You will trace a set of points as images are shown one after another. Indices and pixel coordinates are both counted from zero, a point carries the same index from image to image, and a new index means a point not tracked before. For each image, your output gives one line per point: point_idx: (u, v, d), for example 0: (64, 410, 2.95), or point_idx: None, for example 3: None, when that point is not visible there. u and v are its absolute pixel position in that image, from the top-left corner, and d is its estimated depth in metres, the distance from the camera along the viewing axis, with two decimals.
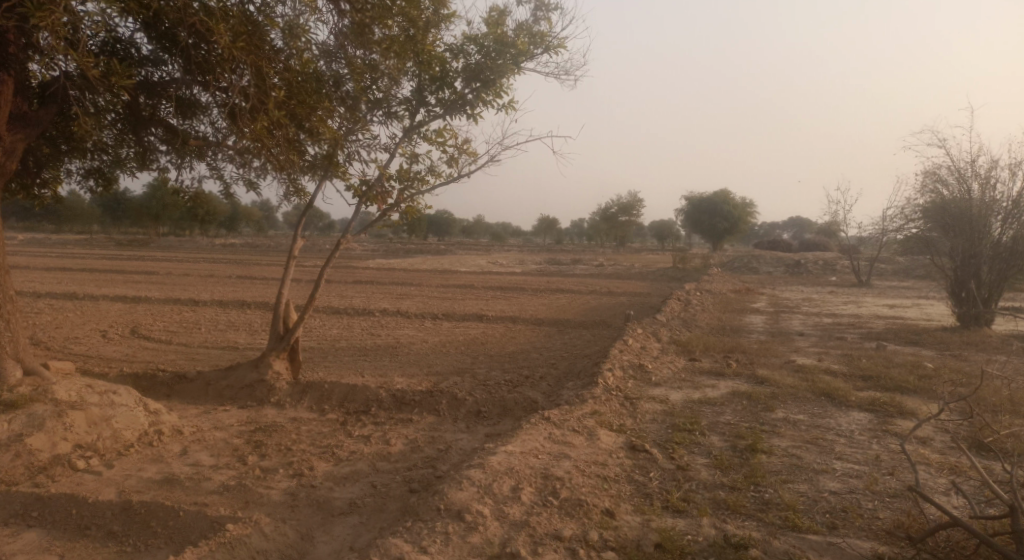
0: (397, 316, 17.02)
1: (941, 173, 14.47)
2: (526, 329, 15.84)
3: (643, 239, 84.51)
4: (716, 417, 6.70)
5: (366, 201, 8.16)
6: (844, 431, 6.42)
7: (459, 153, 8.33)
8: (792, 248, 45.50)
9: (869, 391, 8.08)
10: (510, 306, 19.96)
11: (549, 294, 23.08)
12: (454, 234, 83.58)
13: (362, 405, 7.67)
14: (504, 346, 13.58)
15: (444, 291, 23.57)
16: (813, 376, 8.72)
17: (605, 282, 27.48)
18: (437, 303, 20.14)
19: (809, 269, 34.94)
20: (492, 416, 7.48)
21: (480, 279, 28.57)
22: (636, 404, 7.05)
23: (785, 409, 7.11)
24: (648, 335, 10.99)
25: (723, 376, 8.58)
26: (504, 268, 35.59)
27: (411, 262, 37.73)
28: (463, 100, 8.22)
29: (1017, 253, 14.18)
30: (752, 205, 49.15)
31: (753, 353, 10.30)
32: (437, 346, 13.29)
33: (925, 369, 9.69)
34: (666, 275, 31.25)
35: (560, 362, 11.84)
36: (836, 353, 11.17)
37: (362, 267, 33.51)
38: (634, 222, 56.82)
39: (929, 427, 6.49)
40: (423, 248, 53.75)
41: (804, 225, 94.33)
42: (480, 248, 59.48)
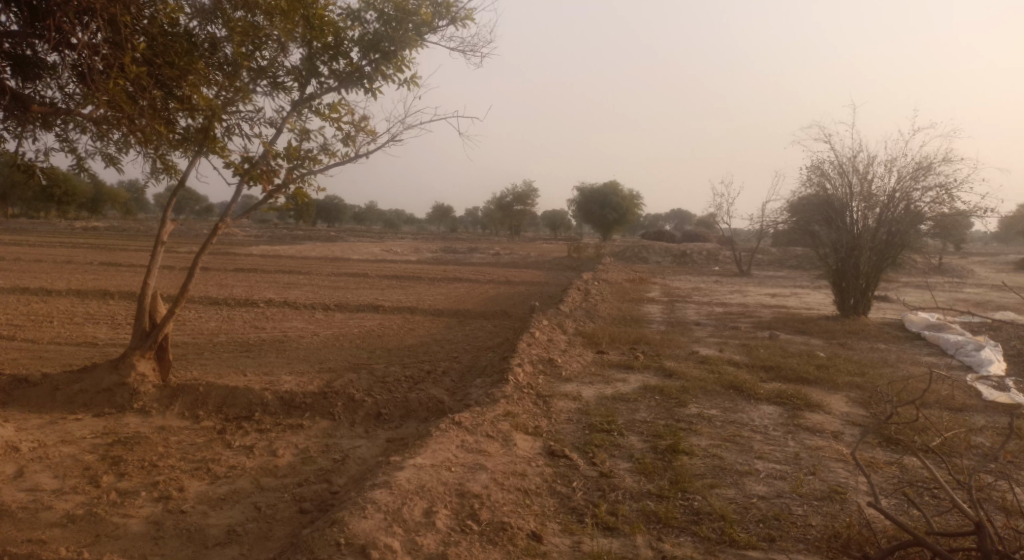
0: (285, 308, 15.88)
1: (825, 168, 15.01)
2: (424, 320, 15.20)
3: (536, 228, 85.27)
4: (632, 415, 6.40)
5: (249, 180, 7.25)
6: (759, 425, 6.29)
7: (356, 131, 7.59)
8: (678, 239, 47.04)
9: (775, 383, 8.06)
10: (406, 295, 19.18)
11: (447, 284, 22.45)
12: (344, 221, 81.09)
13: (244, 411, 6.84)
14: (402, 339, 12.87)
15: (335, 280, 22.45)
16: (719, 368, 8.64)
17: (502, 271, 27.23)
18: (328, 293, 19.06)
19: (695, 259, 36.17)
20: (393, 419, 6.85)
21: (373, 267, 27.53)
22: (548, 403, 6.63)
23: (698, 404, 6.90)
24: (553, 326, 10.63)
25: (633, 370, 8.34)
26: (397, 256, 34.66)
27: (298, 250, 35.96)
28: (361, 73, 7.49)
29: (891, 245, 14.89)
30: (639, 196, 50.34)
31: (658, 344, 10.16)
32: (328, 339, 12.43)
33: (819, 358, 9.86)
34: (562, 264, 31.39)
35: (462, 355, 11.30)
36: (735, 343, 11.27)
37: (244, 254, 31.61)
38: (528, 211, 56.98)
39: (839, 421, 6.44)
40: (310, 235, 51.63)
41: (686, 217, 98.12)
42: (372, 235, 57.83)
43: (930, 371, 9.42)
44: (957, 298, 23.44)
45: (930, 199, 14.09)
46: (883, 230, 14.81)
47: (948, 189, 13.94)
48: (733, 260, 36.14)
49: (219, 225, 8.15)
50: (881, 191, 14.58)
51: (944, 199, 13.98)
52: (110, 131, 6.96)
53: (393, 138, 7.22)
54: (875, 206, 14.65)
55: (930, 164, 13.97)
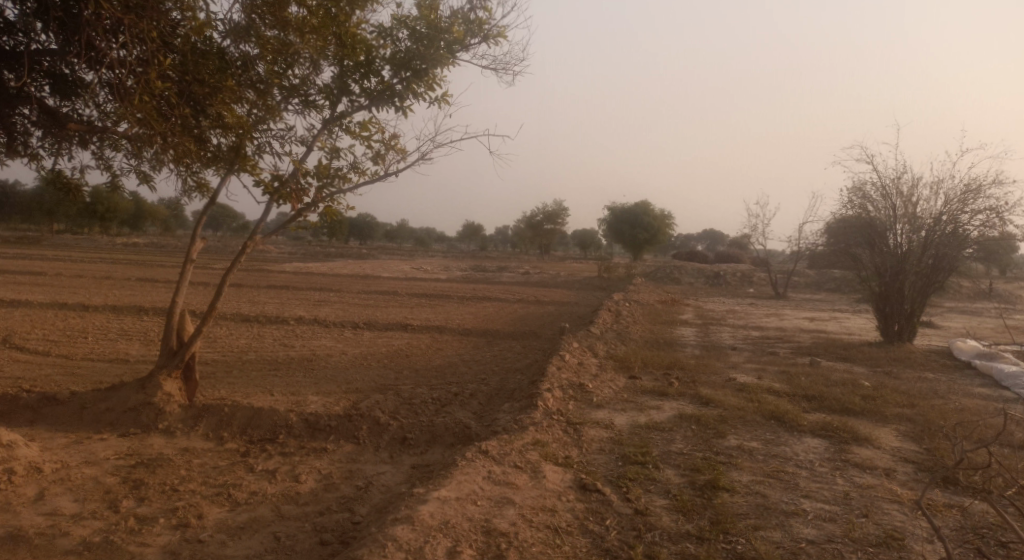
0: (315, 326, 15.84)
1: (867, 189, 14.55)
2: (453, 340, 15.03)
3: (567, 247, 85.01)
4: (667, 446, 6.11)
5: (278, 199, 7.18)
6: (804, 460, 5.95)
7: (387, 149, 7.49)
8: (711, 260, 46.38)
9: (818, 413, 7.68)
10: (436, 314, 19.06)
11: (476, 303, 22.30)
12: (376, 239, 81.77)
13: (268, 434, 6.70)
14: (430, 359, 12.70)
15: (365, 298, 22.45)
16: (758, 397, 8.28)
17: (532, 291, 27.01)
18: (357, 311, 19.02)
19: (728, 280, 35.55)
20: (419, 444, 6.65)
21: (404, 286, 27.54)
22: (580, 431, 6.38)
23: (738, 435, 6.58)
24: (584, 349, 10.37)
25: (667, 397, 8.03)
26: (427, 274, 34.67)
27: (330, 267, 36.21)
28: (392, 91, 7.39)
29: (937, 269, 14.33)
30: (671, 216, 49.84)
31: (693, 370, 9.84)
32: (357, 359, 12.32)
33: (863, 388, 9.43)
34: (592, 284, 31.06)
35: (491, 377, 11.06)
36: (773, 369, 10.88)
37: (277, 271, 31.88)
38: (558, 230, 56.77)
39: (889, 458, 6.07)
40: (342, 253, 52.06)
41: (718, 238, 97.05)
42: (403, 253, 58.14)
43: (982, 403, 8.95)
44: (1004, 325, 22.58)
45: (979, 222, 13.54)
46: (929, 254, 14.27)
47: (998, 212, 13.39)
48: (768, 282, 35.44)
49: (248, 243, 8.05)
50: (926, 214, 14.07)
51: (994, 223, 13.43)
52: (143, 149, 6.95)
53: (423, 157, 7.09)
54: (920, 228, 14.13)
55: (979, 186, 13.46)
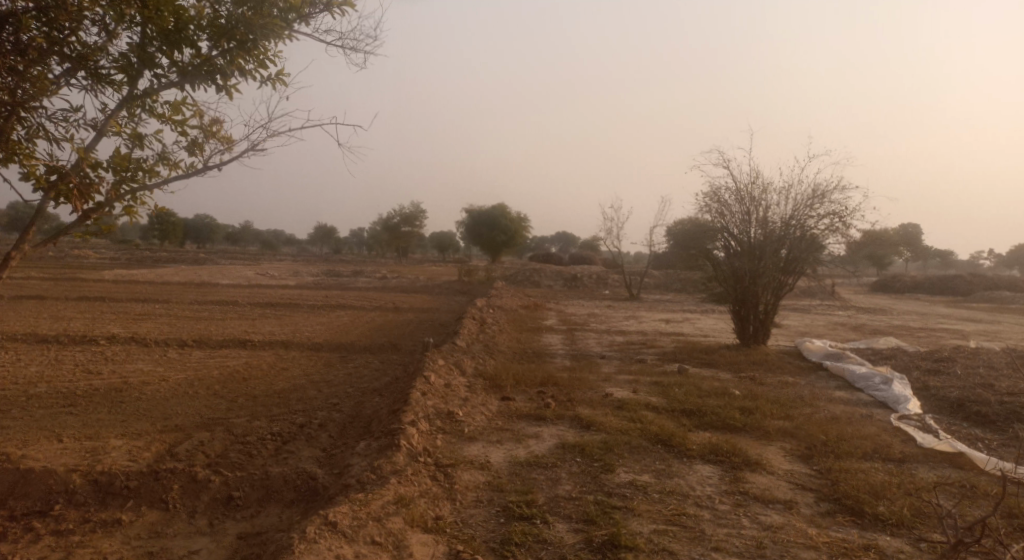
0: (133, 347, 13.65)
1: (724, 195, 14.53)
2: (300, 357, 13.47)
3: (424, 250, 83.73)
4: (553, 489, 5.22)
5: (56, 196, 5.57)
6: (703, 493, 5.31)
7: (207, 137, 6.11)
8: (566, 262, 46.96)
9: (703, 434, 7.13)
10: (281, 327, 17.25)
11: (327, 312, 20.57)
12: (218, 241, 76.17)
13: (39, 505, 5.17)
14: (272, 383, 11.09)
15: (199, 310, 20.12)
16: (638, 415, 7.64)
17: (389, 297, 25.61)
18: (189, 326, 16.83)
19: (584, 283, 35.89)
20: (248, 506, 5.35)
21: (245, 294, 25.13)
22: (450, 477, 5.35)
23: (627, 467, 5.84)
24: (449, 367, 9.31)
25: (544, 422, 7.20)
26: (274, 280, 32.26)
27: (161, 274, 32.64)
28: (211, 66, 5.99)
29: (787, 272, 14.64)
30: (526, 218, 49.95)
31: (567, 386, 9.08)
32: (182, 386, 10.56)
33: (738, 398, 9.10)
34: (451, 288, 30.15)
35: (343, 403, 9.70)
36: (645, 380, 10.42)
37: (96, 280, 28.29)
38: (416, 234, 55.32)
39: (787, 485, 5.55)
40: (177, 258, 47.60)
41: (571, 239, 99.64)
42: (248, 257, 54.27)
43: (849, 409, 8.86)
44: (834, 322, 24.07)
45: (824, 226, 13.96)
46: (780, 258, 14.51)
47: (841, 217, 13.86)
48: (621, 283, 36.15)
49: (12, 253, 5.73)
50: (777, 219, 14.31)
51: (837, 227, 13.89)
52: None
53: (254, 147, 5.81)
54: (772, 232, 14.33)
55: (824, 191, 13.87)
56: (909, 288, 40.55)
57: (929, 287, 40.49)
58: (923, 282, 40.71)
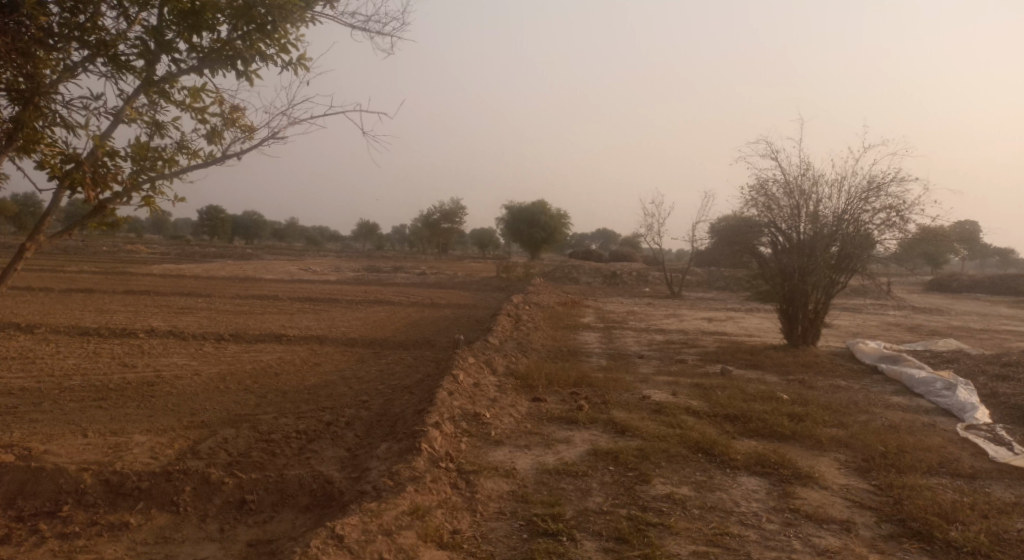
0: (169, 340, 13.68)
1: (771, 188, 13.86)
2: (333, 352, 13.30)
3: (464, 246, 83.85)
4: (583, 501, 4.83)
5: (72, 185, 5.28)
6: (747, 510, 4.85)
7: (228, 125, 5.80)
8: (607, 259, 46.29)
9: (748, 442, 6.63)
10: (317, 322, 17.17)
11: (364, 307, 20.48)
12: (263, 237, 77.50)
13: (47, 505, 4.99)
14: (303, 378, 10.90)
15: (238, 304, 20.23)
16: (678, 420, 7.17)
17: (427, 293, 25.45)
18: (226, 320, 16.88)
19: (625, 280, 35.25)
20: (262, 510, 5.08)
21: (285, 289, 25.26)
22: (472, 485, 4.99)
23: (665, 478, 5.41)
24: (480, 365, 8.96)
25: (576, 426, 6.79)
26: (314, 276, 32.49)
27: (206, 269, 33.16)
28: (231, 50, 5.66)
29: (840, 270, 13.87)
30: (567, 215, 49.45)
31: (602, 387, 8.65)
32: (212, 381, 10.44)
33: (786, 403, 8.54)
34: (490, 285, 29.87)
35: (372, 401, 9.42)
36: (686, 381, 9.91)
37: (143, 274, 28.86)
38: (457, 230, 55.30)
39: (843, 503, 5.05)
40: (223, 253, 48.43)
41: (613, 236, 98.68)
42: (292, 252, 54.95)
43: (909, 417, 8.22)
44: (887, 322, 23.02)
45: (880, 221, 13.20)
46: (832, 255, 13.75)
47: (899, 211, 13.08)
48: (663, 281, 35.37)
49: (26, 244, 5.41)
50: (829, 214, 13.56)
51: (894, 222, 13.10)
52: None
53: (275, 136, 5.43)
54: (824, 227, 13.59)
55: (880, 184, 13.08)
56: (966, 288, 38.87)
57: (988, 286, 38.69)
58: (981, 282, 38.96)
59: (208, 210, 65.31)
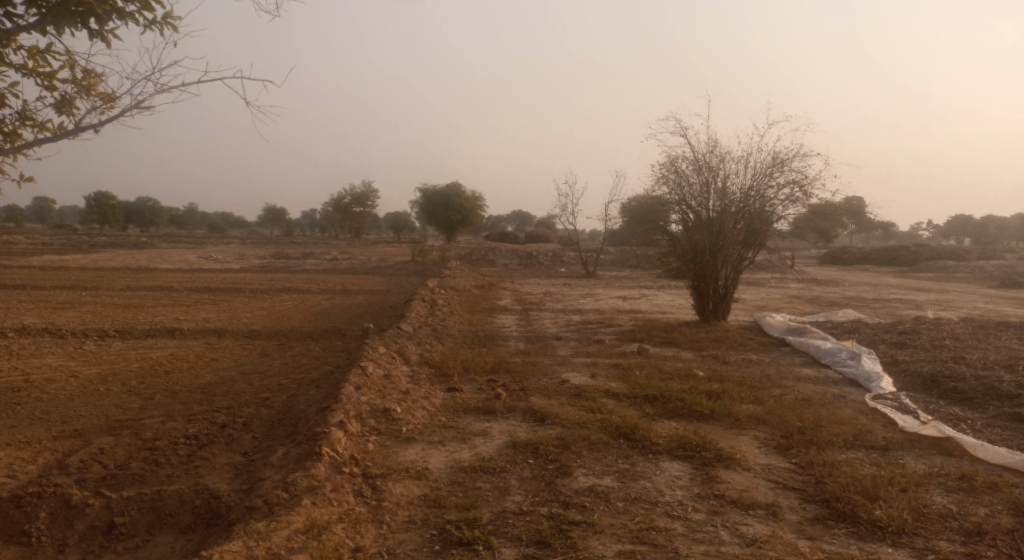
0: (47, 339, 12.45)
1: (681, 165, 13.86)
2: (234, 345, 12.43)
3: (377, 230, 82.03)
4: (500, 502, 4.46)
5: None
6: (672, 499, 4.62)
7: (82, 93, 5.00)
8: (521, 240, 46.15)
9: (669, 424, 6.44)
10: (217, 313, 16.10)
11: (270, 296, 19.46)
12: (161, 225, 73.27)
13: None
14: (197, 376, 10.04)
15: (131, 296, 18.80)
16: (598, 404, 6.91)
17: (337, 279, 24.48)
18: (115, 314, 15.59)
19: (540, 260, 35.17)
20: (134, 535, 4.49)
21: (184, 279, 23.75)
22: (379, 491, 4.54)
23: (587, 468, 5.12)
24: (390, 355, 8.43)
25: (493, 416, 6.42)
26: (217, 264, 30.78)
27: (96, 259, 30.86)
28: (79, 5, 4.82)
29: (748, 246, 14.04)
30: (481, 196, 48.96)
31: (520, 372, 8.32)
32: (92, 382, 9.48)
33: (703, 381, 8.46)
34: (404, 268, 29.14)
35: (274, 397, 8.75)
36: (604, 362, 9.73)
37: (23, 267, 26.53)
38: (368, 214, 53.87)
39: (767, 484, 4.90)
40: (117, 241, 45.36)
41: (527, 218, 99.07)
42: (193, 240, 52.08)
43: (821, 389, 8.30)
44: (790, 295, 23.85)
45: (784, 196, 13.42)
46: (740, 231, 13.90)
47: (802, 186, 13.34)
48: (577, 260, 35.53)
49: None
50: (736, 189, 13.67)
51: (797, 197, 13.35)
52: None
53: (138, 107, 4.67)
54: (732, 204, 13.69)
55: (784, 159, 13.27)
56: (856, 260, 41.02)
57: (877, 258, 40.92)
58: (871, 254, 41.20)
59: (97, 197, 61.08)
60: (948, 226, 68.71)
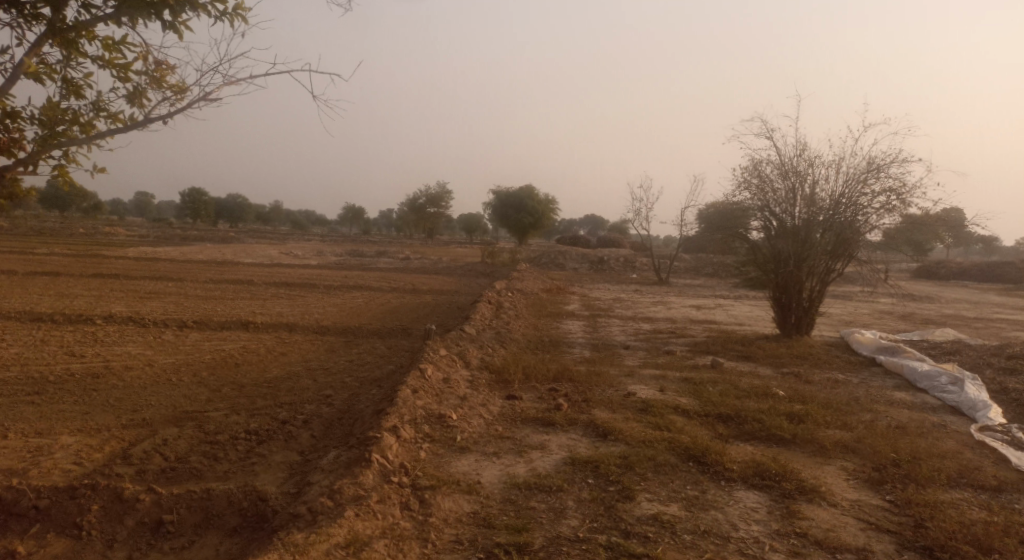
0: (129, 327, 12.87)
1: (765, 170, 13.14)
2: (302, 341, 12.53)
3: (451, 231, 82.94)
4: (555, 525, 4.12)
5: None
6: (746, 535, 4.17)
7: (153, 85, 4.90)
8: (594, 244, 45.54)
9: (743, 447, 5.94)
10: (290, 308, 16.37)
11: (342, 293, 19.71)
12: (247, 221, 76.24)
13: None
14: (264, 370, 10.10)
15: (211, 288, 19.39)
16: (666, 421, 6.47)
17: (408, 278, 24.66)
18: (194, 305, 16.06)
19: (612, 266, 34.54)
20: (181, 533, 4.38)
21: (262, 273, 24.41)
22: (427, 505, 4.28)
23: (653, 492, 4.72)
24: (452, 358, 8.20)
25: (553, 429, 6.08)
26: (295, 260, 31.60)
27: (183, 252, 32.18)
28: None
29: (836, 257, 13.18)
30: (555, 200, 48.60)
31: (585, 382, 7.94)
32: (165, 371, 9.68)
33: (783, 400, 7.87)
34: (475, 270, 29.14)
35: (336, 395, 8.67)
36: (674, 375, 9.23)
37: (117, 257, 27.91)
38: (443, 214, 54.40)
39: (856, 524, 4.39)
40: (205, 236, 47.35)
41: (602, 222, 98.10)
42: (276, 236, 53.84)
43: (916, 416, 7.57)
44: (878, 310, 22.48)
45: (879, 204, 12.50)
46: (829, 241, 13.06)
47: (899, 194, 12.40)
48: (651, 267, 34.69)
49: None
50: (825, 196, 12.84)
51: (894, 205, 12.42)
52: None
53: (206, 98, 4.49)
54: (820, 211, 12.87)
55: (880, 165, 12.39)
56: (953, 276, 38.46)
57: (975, 273, 38.32)
58: (968, 269, 38.62)
59: (190, 193, 64.14)
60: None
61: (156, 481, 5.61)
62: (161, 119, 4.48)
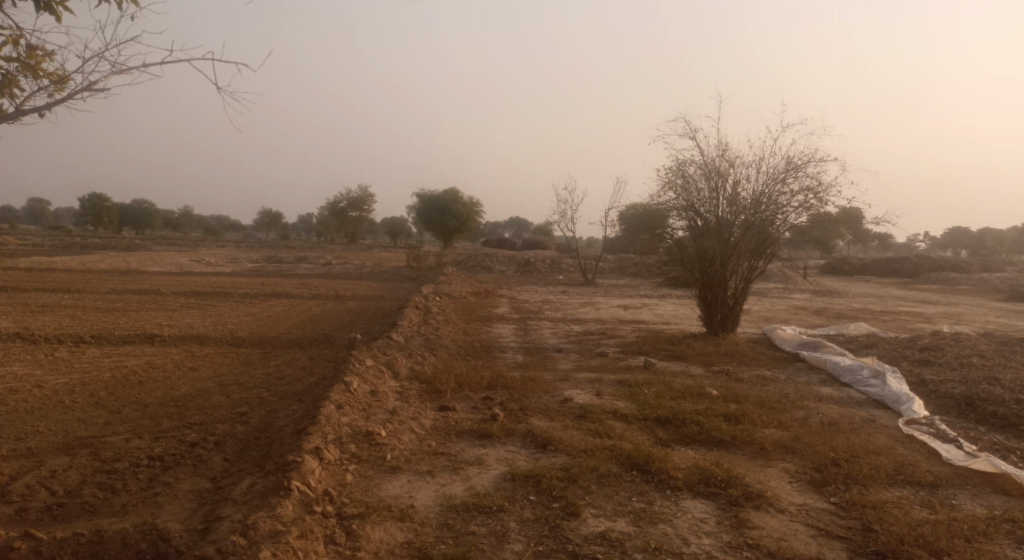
0: (18, 344, 11.73)
1: (689, 170, 13.21)
2: (215, 354, 11.72)
3: (373, 235, 81.38)
4: (497, 552, 3.79)
5: None
6: (698, 550, 3.95)
7: (28, 72, 4.28)
8: (519, 246, 45.49)
9: (685, 452, 5.76)
10: (202, 318, 15.39)
11: (259, 301, 18.77)
12: (156, 227, 72.47)
13: None
14: (171, 388, 9.33)
15: (115, 299, 18.07)
16: (606, 428, 6.23)
17: (330, 284, 23.79)
18: (95, 318, 14.87)
19: (538, 267, 34.49)
20: None
21: (172, 282, 23.03)
22: (355, 538, 3.87)
23: (599, 507, 4.45)
24: (378, 368, 7.73)
25: (489, 441, 5.74)
26: (209, 267, 30.07)
27: (85, 261, 30.10)
28: None
29: (759, 255, 13.37)
30: (479, 202, 48.28)
31: (519, 389, 7.63)
32: (58, 393, 8.78)
33: (718, 400, 7.79)
34: (399, 274, 28.47)
35: (252, 412, 8.05)
36: (609, 377, 9.05)
37: (9, 267, 25.79)
38: (365, 218, 53.21)
39: (805, 531, 4.25)
40: (109, 243, 44.59)
41: (525, 225, 98.52)
42: (188, 243, 51.33)
43: (846, 412, 7.63)
44: (794, 305, 23.20)
45: (797, 203, 12.74)
46: (751, 240, 13.24)
47: (816, 193, 12.69)
48: (576, 268, 34.86)
49: None
50: (747, 195, 13.01)
51: (812, 204, 12.69)
52: None
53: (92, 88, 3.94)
54: (743, 210, 13.03)
55: (798, 164, 12.65)
56: (857, 271, 40.41)
57: (877, 268, 40.35)
58: (870, 265, 40.64)
59: (92, 198, 60.41)
60: (946, 239, 68.25)
61: (41, 522, 4.94)
62: (38, 110, 3.90)
